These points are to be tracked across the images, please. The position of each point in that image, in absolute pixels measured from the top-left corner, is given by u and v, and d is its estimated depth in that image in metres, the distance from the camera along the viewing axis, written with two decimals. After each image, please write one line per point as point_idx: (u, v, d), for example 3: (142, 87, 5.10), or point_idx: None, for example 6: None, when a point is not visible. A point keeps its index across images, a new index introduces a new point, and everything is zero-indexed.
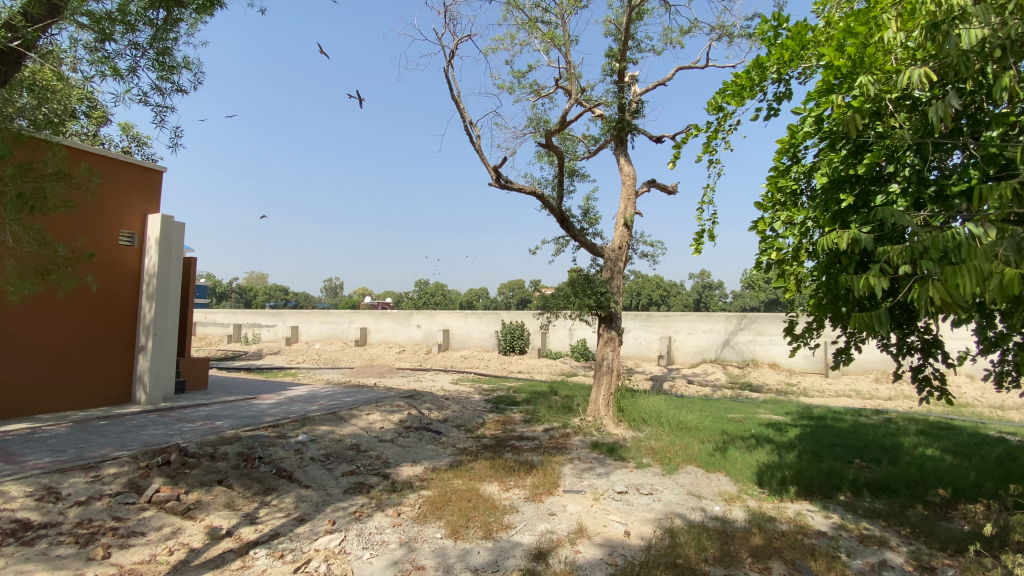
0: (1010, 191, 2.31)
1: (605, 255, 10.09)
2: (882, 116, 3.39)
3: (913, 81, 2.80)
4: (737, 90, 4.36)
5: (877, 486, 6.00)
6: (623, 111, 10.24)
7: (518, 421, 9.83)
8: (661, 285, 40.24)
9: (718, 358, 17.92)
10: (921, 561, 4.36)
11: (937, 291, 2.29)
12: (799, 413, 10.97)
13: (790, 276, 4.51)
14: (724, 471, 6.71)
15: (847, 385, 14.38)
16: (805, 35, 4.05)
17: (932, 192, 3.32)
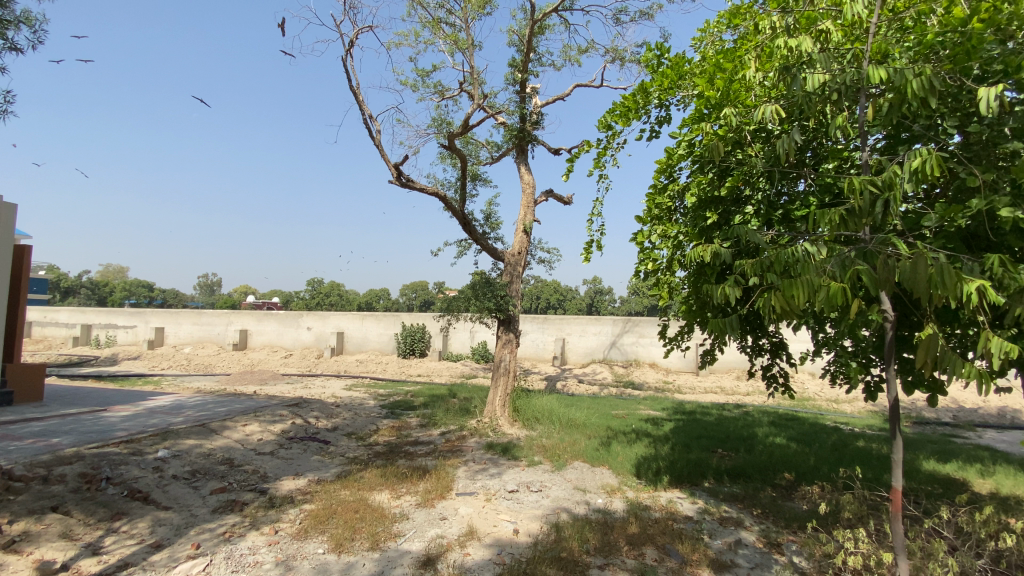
0: (837, 217, 2.71)
1: (505, 259, 10.29)
2: (742, 145, 3.83)
3: (767, 116, 3.20)
4: (624, 110, 4.69)
5: (735, 472, 6.78)
6: (525, 120, 10.53)
7: (413, 426, 9.62)
8: (558, 289, 41.96)
9: (606, 359, 19.10)
10: (768, 538, 4.99)
11: (780, 300, 2.63)
12: (673, 408, 12.07)
13: (664, 285, 4.94)
14: (608, 464, 7.15)
15: (713, 382, 16.11)
16: (682, 67, 4.45)
17: (779, 215, 3.85)
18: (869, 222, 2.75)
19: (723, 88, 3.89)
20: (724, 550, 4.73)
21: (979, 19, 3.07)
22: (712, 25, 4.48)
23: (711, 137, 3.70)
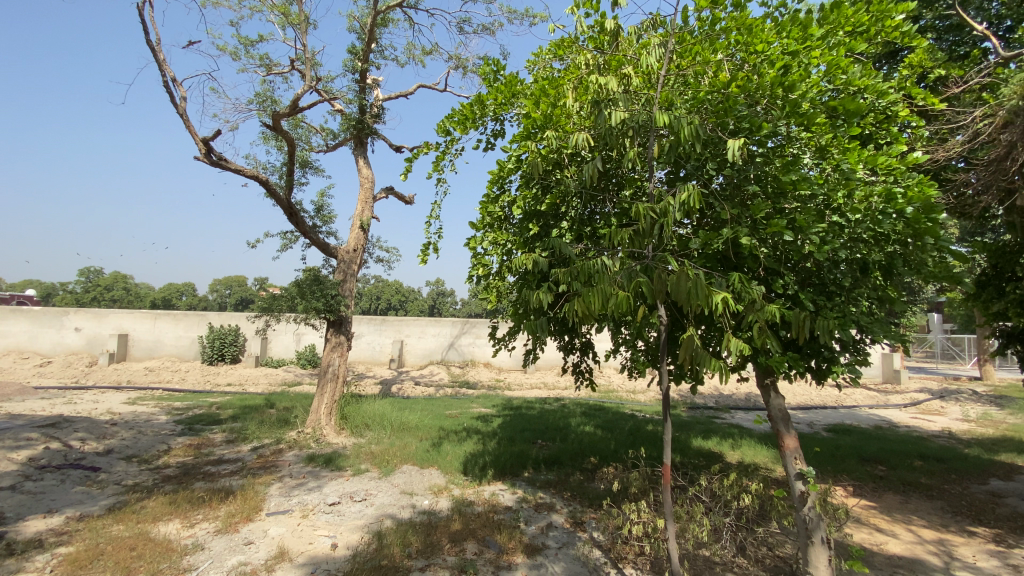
0: (627, 235, 3.19)
1: (338, 256, 9.69)
2: (562, 166, 4.25)
3: (578, 142, 3.60)
4: (462, 118, 4.84)
5: (551, 461, 7.42)
6: (364, 112, 10.09)
7: (217, 442, 8.44)
8: (399, 290, 41.02)
9: (443, 360, 19.27)
10: (574, 518, 5.57)
11: (581, 305, 3.00)
12: (503, 406, 12.72)
13: (494, 289, 5.18)
14: (437, 465, 7.22)
15: (540, 379, 17.41)
16: (516, 85, 4.75)
17: (589, 231, 4.35)
18: (651, 242, 3.28)
19: (546, 111, 4.26)
20: (537, 534, 5.14)
21: (735, 86, 3.87)
22: (544, 51, 4.84)
23: (533, 155, 4.03)
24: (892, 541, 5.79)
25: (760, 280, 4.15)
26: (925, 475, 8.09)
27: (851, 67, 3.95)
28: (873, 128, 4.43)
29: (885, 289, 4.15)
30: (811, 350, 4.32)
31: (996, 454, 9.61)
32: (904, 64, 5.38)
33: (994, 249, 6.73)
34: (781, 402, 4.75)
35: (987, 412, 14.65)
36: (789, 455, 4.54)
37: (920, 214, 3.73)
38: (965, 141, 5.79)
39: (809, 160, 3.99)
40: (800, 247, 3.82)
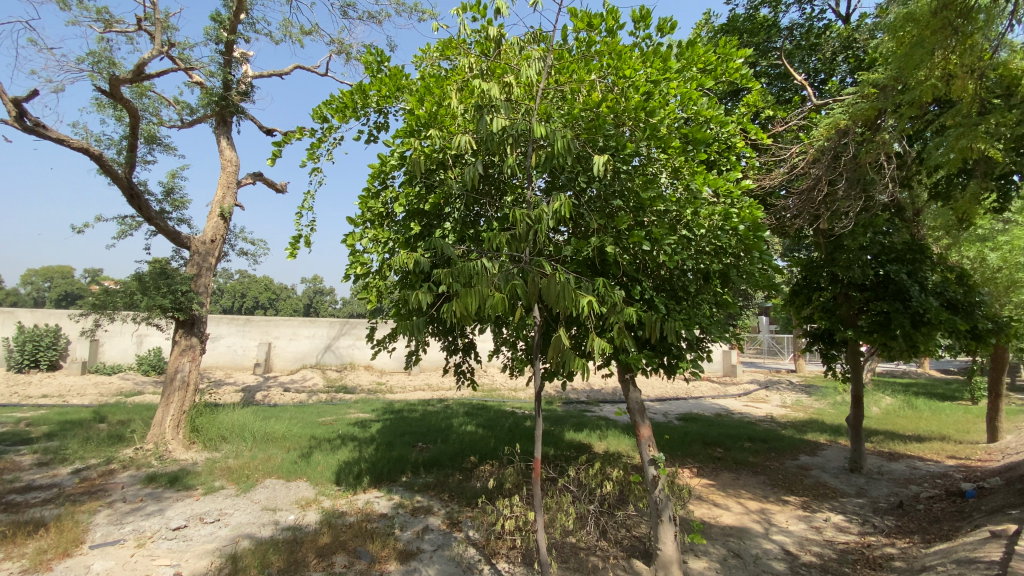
0: (505, 239, 3.31)
1: (192, 247, 8.59)
2: (445, 166, 4.26)
3: (460, 145, 3.63)
4: (341, 106, 4.58)
5: (430, 463, 7.34)
6: (229, 88, 9.09)
7: (23, 466, 6.98)
8: (269, 287, 37.62)
9: (318, 363, 18.08)
10: (450, 519, 5.58)
11: (459, 306, 3.05)
12: (382, 409, 12.30)
13: (373, 289, 4.98)
14: (306, 476, 6.74)
15: (422, 380, 17.15)
16: (401, 79, 4.63)
17: (470, 233, 4.39)
18: (527, 247, 3.43)
19: (429, 110, 4.21)
20: (412, 539, 5.06)
21: (605, 105, 4.19)
22: (431, 49, 4.77)
23: (415, 154, 3.96)
24: (726, 514, 6.70)
25: (622, 285, 4.54)
26: (752, 455, 9.50)
27: (700, 100, 4.49)
28: (716, 154, 5.10)
29: (722, 296, 4.80)
30: (663, 348, 4.84)
31: (804, 433, 11.62)
32: (744, 103, 6.27)
33: (804, 263, 8.12)
34: (638, 395, 5.24)
35: (799, 398, 17.64)
36: (644, 443, 5.03)
37: (748, 232, 4.37)
38: (786, 172, 6.91)
39: (666, 179, 4.47)
40: (655, 257, 4.26)
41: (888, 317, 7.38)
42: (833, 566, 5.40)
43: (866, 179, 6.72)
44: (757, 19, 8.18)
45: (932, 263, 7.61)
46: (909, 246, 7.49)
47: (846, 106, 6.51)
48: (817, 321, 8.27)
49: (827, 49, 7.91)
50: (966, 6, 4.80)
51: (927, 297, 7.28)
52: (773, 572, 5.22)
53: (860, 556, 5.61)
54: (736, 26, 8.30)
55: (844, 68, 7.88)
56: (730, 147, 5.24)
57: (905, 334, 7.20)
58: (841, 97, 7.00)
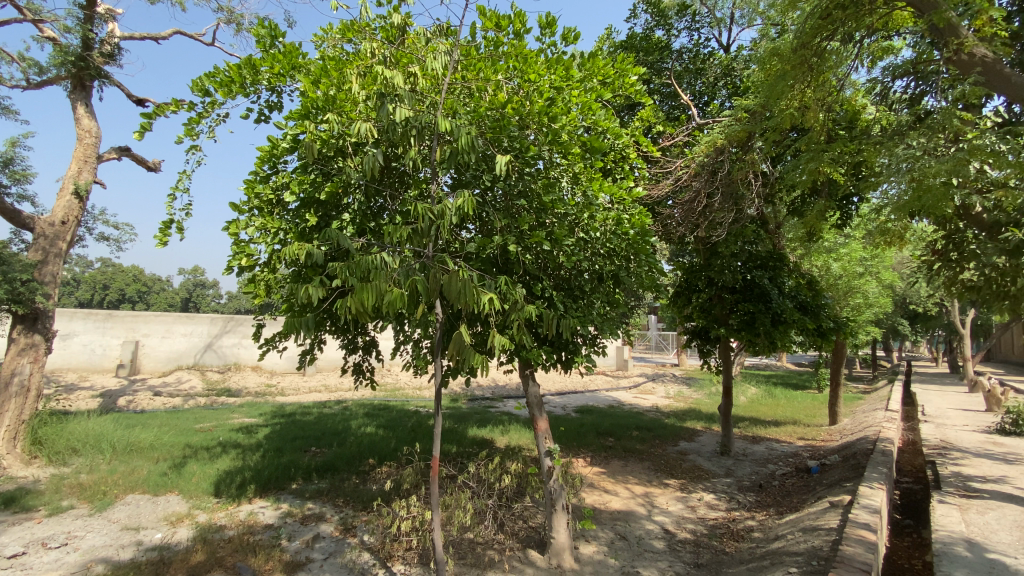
0: (405, 233, 3.23)
1: (36, 228, 7.32)
2: (344, 154, 4.07)
3: (360, 132, 3.48)
4: (226, 80, 4.17)
5: (323, 468, 6.95)
6: (89, 48, 7.87)
7: None
8: (137, 279, 33.24)
9: (196, 364, 16.34)
10: (344, 524, 5.33)
11: (354, 302, 2.91)
12: (271, 413, 11.41)
13: (260, 282, 4.58)
14: (177, 489, 6.06)
15: (318, 380, 16.21)
16: (297, 57, 4.32)
17: (369, 226, 4.22)
18: (430, 242, 3.38)
19: (329, 94, 3.98)
20: (300, 549, 4.76)
21: (510, 107, 4.26)
22: (332, 30, 4.51)
23: (311, 139, 3.73)
24: (615, 499, 7.15)
25: (523, 283, 4.65)
26: (640, 443, 10.24)
27: (599, 110, 4.73)
28: (612, 163, 5.45)
29: (614, 295, 5.10)
30: (561, 344, 5.02)
31: (684, 422, 12.76)
32: (638, 117, 6.72)
33: (687, 268, 8.92)
34: (537, 390, 5.39)
35: (681, 390, 19.34)
36: (541, 436, 5.20)
37: (637, 237, 4.72)
38: (672, 184, 7.54)
39: (566, 183, 4.65)
40: (555, 257, 4.42)
41: (753, 316, 8.33)
42: (704, 540, 5.99)
43: (738, 193, 7.54)
44: (652, 39, 8.82)
45: (788, 270, 8.73)
46: (771, 254, 8.53)
47: (724, 127, 7.26)
48: (696, 320, 9.12)
49: (710, 74, 8.75)
50: (818, 48, 5.54)
51: (784, 299, 8.35)
52: (654, 550, 5.67)
53: (726, 529, 6.29)
54: (633, 43, 8.87)
55: (723, 93, 8.77)
56: (623, 157, 5.61)
57: (766, 331, 8.20)
58: (719, 118, 7.78)
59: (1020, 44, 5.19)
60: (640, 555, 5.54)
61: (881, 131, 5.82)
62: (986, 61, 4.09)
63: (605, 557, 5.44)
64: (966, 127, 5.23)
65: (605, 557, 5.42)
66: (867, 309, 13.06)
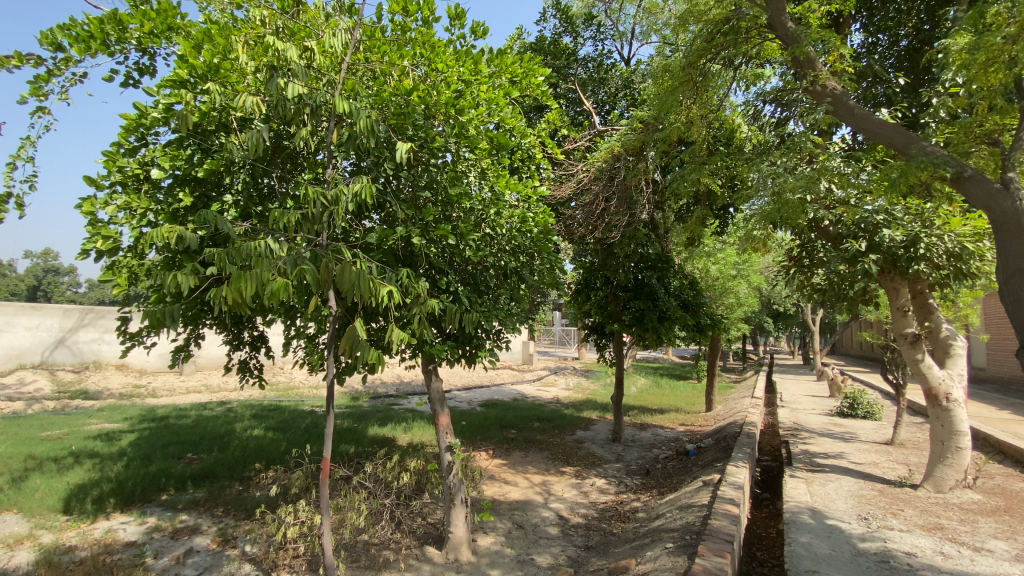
0: (294, 219, 3.00)
1: None
2: (229, 130, 3.72)
3: (245, 105, 3.19)
4: (84, 36, 3.62)
5: (201, 475, 6.30)
6: None
7: None
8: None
9: (42, 363, 14.01)
10: (224, 535, 4.88)
11: (231, 292, 2.65)
12: (139, 417, 10.11)
13: (121, 269, 4.01)
14: (14, 507, 5.16)
15: (198, 380, 14.68)
16: (175, 17, 3.85)
17: (256, 210, 3.88)
18: (323, 229, 3.17)
19: (213, 61, 3.60)
20: (169, 567, 4.27)
21: (416, 95, 4.15)
22: None
23: (187, 109, 3.34)
24: (514, 490, 7.32)
25: (427, 277, 4.55)
26: (539, 434, 10.57)
27: (508, 108, 4.78)
28: (519, 162, 5.55)
29: (518, 291, 5.18)
30: (465, 339, 4.99)
31: (581, 412, 13.41)
32: (545, 119, 6.90)
33: (587, 267, 9.36)
34: (439, 385, 5.31)
35: (579, 382, 20.30)
36: (442, 432, 5.14)
37: (540, 235, 4.85)
38: (575, 186, 7.84)
39: (473, 177, 4.63)
40: (461, 251, 4.38)
41: (644, 312, 8.95)
42: (595, 523, 6.34)
43: (632, 198, 8.07)
44: (560, 45, 9.09)
45: (674, 271, 9.51)
46: (659, 256, 9.24)
47: (621, 135, 7.69)
48: (594, 316, 9.59)
49: (611, 84, 9.23)
50: (703, 69, 6.06)
51: (669, 298, 9.09)
52: (549, 537, 5.89)
53: (614, 512, 6.72)
54: (542, 46, 9.07)
55: (623, 103, 9.29)
56: (530, 156, 5.74)
57: (654, 327, 8.86)
58: (619, 127, 8.24)
59: (863, 83, 6.07)
60: (535, 542, 5.72)
61: (750, 149, 6.56)
62: (837, 93, 4.47)
63: (502, 547, 5.54)
64: (820, 150, 6.03)
65: (502, 546, 5.53)
66: (738, 308, 14.64)
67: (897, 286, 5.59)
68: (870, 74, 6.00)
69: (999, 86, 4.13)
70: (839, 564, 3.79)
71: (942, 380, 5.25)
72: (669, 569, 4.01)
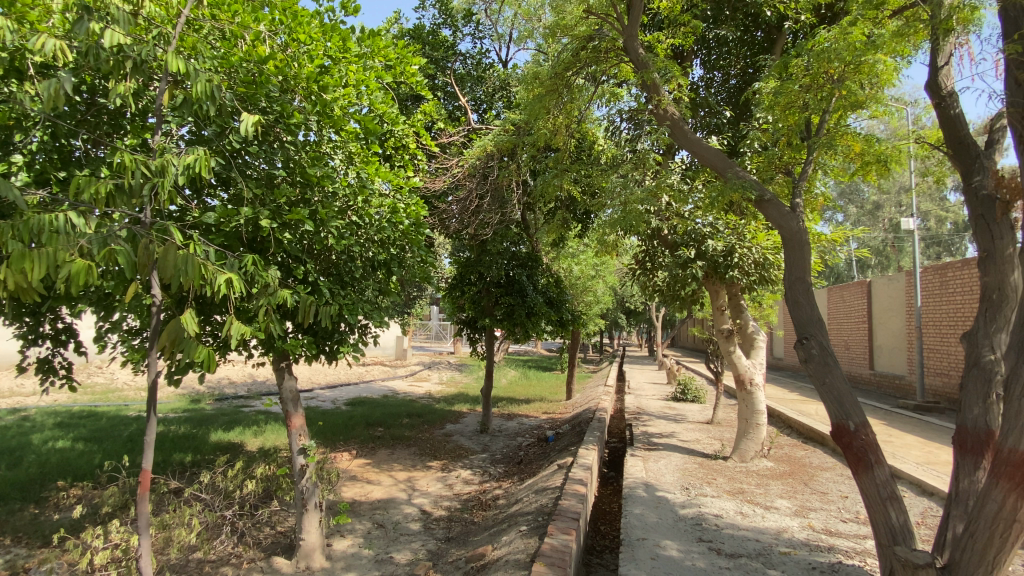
0: (105, 190, 2.53)
1: None
2: (22, 78, 3.07)
3: (43, 48, 2.63)
4: None
5: None
6: None
7: None
8: None
9: None
10: (11, 568, 4.02)
11: (11, 274, 2.17)
12: None
13: None
14: None
15: None
16: None
17: (58, 176, 3.22)
18: (145, 205, 2.72)
19: None
20: None
21: (272, 64, 3.81)
22: None
23: None
24: (376, 488, 7.10)
25: (282, 266, 4.18)
26: (408, 430, 10.39)
27: (379, 92, 4.61)
28: (391, 150, 5.39)
29: (386, 284, 4.98)
30: (324, 333, 4.67)
31: (452, 406, 13.47)
32: (421, 110, 6.79)
33: (462, 262, 9.42)
34: (293, 384, 4.90)
35: (452, 376, 20.39)
36: (294, 434, 4.78)
37: (411, 227, 4.76)
38: (449, 180, 7.83)
39: (339, 160, 4.36)
40: (321, 238, 4.11)
41: (513, 308, 9.29)
42: (457, 515, 6.44)
43: (503, 197, 8.33)
44: (439, 36, 8.99)
45: (542, 269, 10.01)
46: (529, 255, 9.63)
47: (494, 134, 7.86)
48: (467, 311, 9.68)
49: (489, 84, 9.37)
50: (568, 82, 6.46)
51: (537, 294, 9.56)
52: (410, 533, 5.82)
53: (476, 501, 6.89)
54: (421, 34, 8.89)
55: (499, 104, 9.47)
56: (403, 145, 5.60)
57: (522, 322, 9.23)
58: (493, 127, 8.41)
59: (700, 112, 6.94)
60: (395, 540, 5.62)
61: (604, 161, 7.20)
62: (674, 117, 4.89)
63: (360, 548, 5.35)
64: (664, 168, 6.78)
65: (359, 548, 5.34)
66: (597, 305, 15.89)
67: (718, 289, 6.53)
68: (706, 105, 6.88)
69: (794, 127, 5.02)
70: (664, 529, 4.34)
71: (748, 367, 6.28)
72: (521, 551, 4.23)
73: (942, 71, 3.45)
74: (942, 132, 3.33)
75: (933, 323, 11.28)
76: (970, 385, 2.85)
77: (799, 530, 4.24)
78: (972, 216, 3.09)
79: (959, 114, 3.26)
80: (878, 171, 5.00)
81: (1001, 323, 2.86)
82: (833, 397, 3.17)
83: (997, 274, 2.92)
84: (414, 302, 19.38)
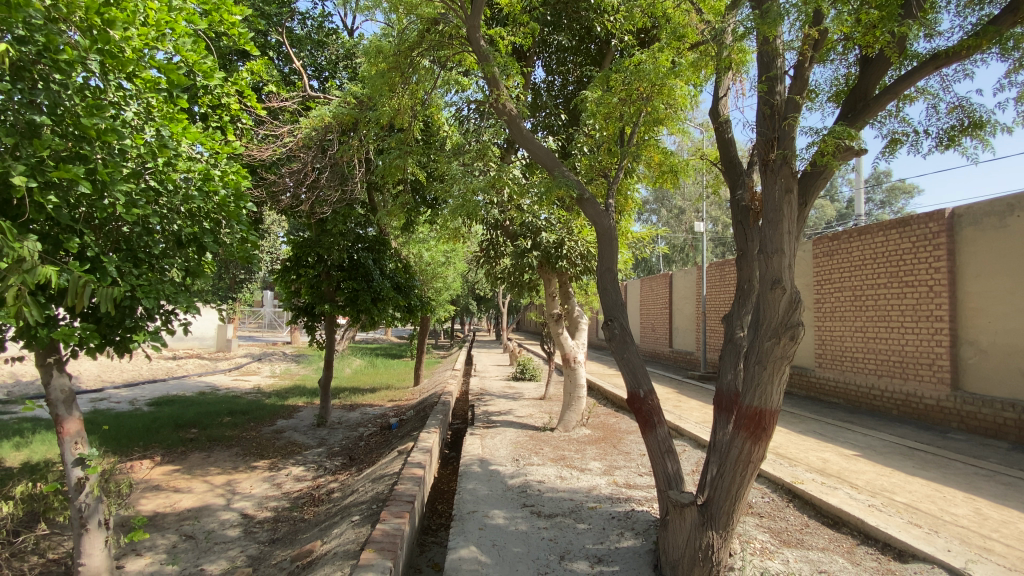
0: None
1: None
2: None
3: None
4: None
5: None
6: None
7: None
8: None
9: None
10: None
11: None
12: None
13: None
14: None
15: None
16: None
17: None
18: None
19: None
20: None
21: None
22: None
23: None
24: (186, 497, 6.24)
25: (46, 237, 3.38)
26: (229, 429, 9.28)
27: (188, 39, 3.98)
28: (206, 107, 4.77)
29: (197, 263, 4.30)
30: (109, 320, 3.86)
31: (285, 400, 12.37)
32: (247, 67, 6.04)
33: (298, 242, 8.67)
34: (64, 382, 3.99)
35: (287, 368, 18.73)
36: (68, 442, 3.90)
37: (229, 199, 4.16)
38: (279, 149, 7.14)
39: (132, 113, 3.67)
40: (104, 205, 3.40)
41: (356, 293, 8.87)
42: (284, 514, 5.99)
43: (343, 173, 7.90)
44: None
45: (390, 254, 9.69)
46: (377, 238, 9.30)
47: (334, 106, 7.36)
48: (304, 295, 8.98)
49: (331, 50, 8.73)
50: (412, 61, 6.34)
51: (383, 280, 9.26)
52: (227, 540, 5.26)
53: (309, 497, 6.50)
54: None
55: (343, 74, 8.90)
56: (222, 104, 5.01)
57: (367, 308, 8.88)
58: (333, 97, 7.86)
59: (540, 113, 7.43)
60: (206, 550, 5.02)
61: (449, 147, 7.27)
62: (511, 113, 5.10)
63: (161, 566, 4.69)
64: (505, 162, 7.11)
65: (160, 566, 4.67)
66: (445, 291, 16.01)
67: (550, 277, 7.06)
68: (545, 107, 7.37)
69: (614, 134, 5.68)
70: (493, 501, 4.62)
71: (573, 347, 6.99)
72: (351, 541, 4.14)
73: (721, 101, 4.21)
74: (719, 152, 4.08)
75: (716, 309, 13.79)
76: (726, 357, 3.54)
77: (605, 487, 4.88)
78: (735, 223, 3.84)
79: (731, 138, 4.02)
80: (672, 179, 5.91)
81: (749, 307, 3.61)
82: (629, 369, 3.71)
83: (747, 269, 3.67)
84: (241, 286, 17.23)
